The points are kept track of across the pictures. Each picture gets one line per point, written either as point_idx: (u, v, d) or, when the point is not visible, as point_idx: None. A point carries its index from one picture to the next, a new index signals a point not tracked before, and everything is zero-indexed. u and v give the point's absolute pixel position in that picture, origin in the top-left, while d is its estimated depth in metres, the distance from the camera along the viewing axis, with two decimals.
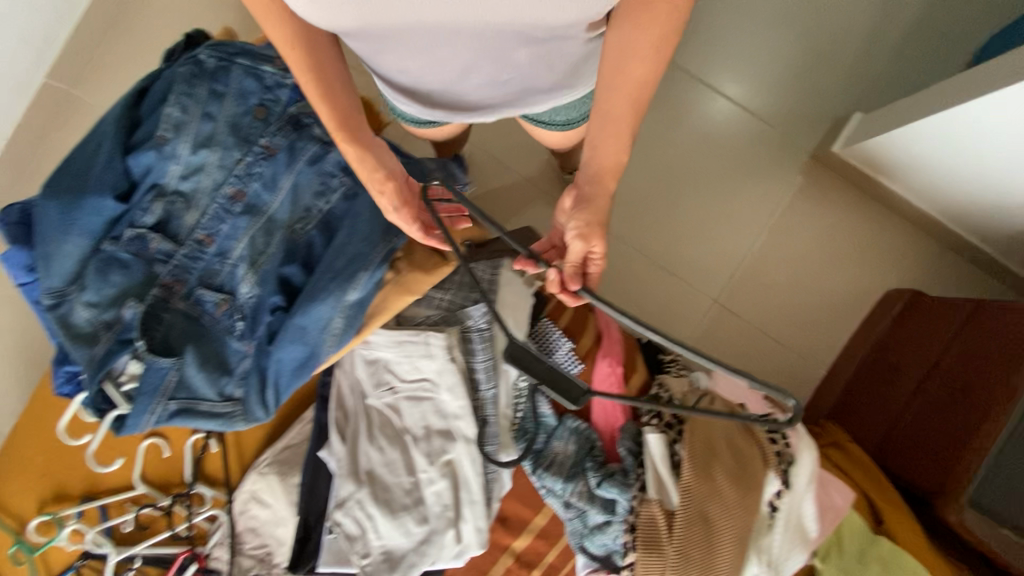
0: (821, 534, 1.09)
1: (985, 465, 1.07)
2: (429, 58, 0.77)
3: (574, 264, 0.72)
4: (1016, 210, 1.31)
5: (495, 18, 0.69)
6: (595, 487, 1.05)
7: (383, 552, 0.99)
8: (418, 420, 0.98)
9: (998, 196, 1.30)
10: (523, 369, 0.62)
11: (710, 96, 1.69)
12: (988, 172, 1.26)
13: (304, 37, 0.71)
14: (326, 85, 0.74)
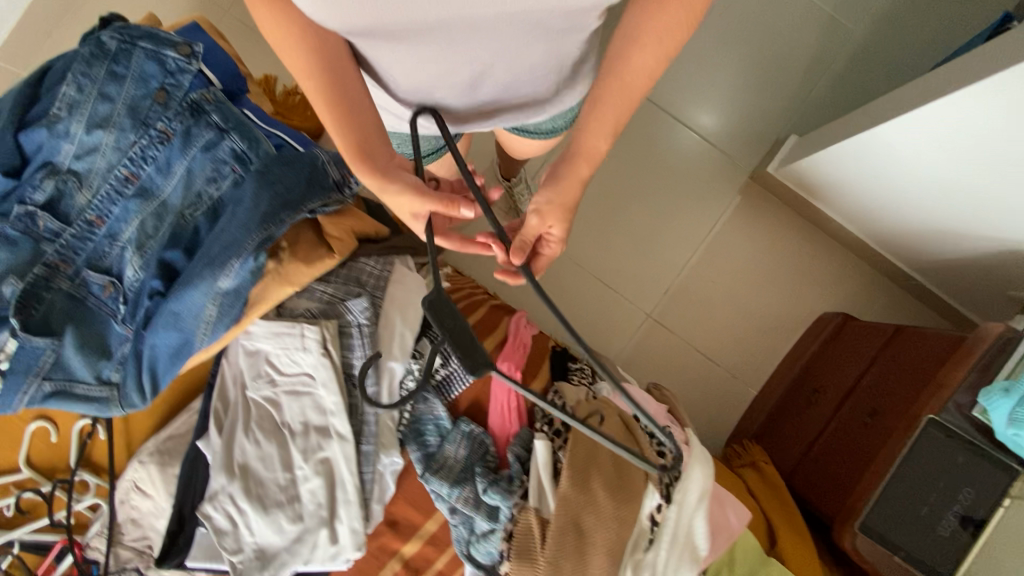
0: (714, 554, 1.06)
1: (879, 492, 1.06)
2: (437, 66, 0.68)
3: (527, 240, 0.70)
4: (938, 238, 1.30)
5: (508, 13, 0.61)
6: (481, 494, 1.03)
7: (257, 548, 0.97)
8: (297, 415, 0.96)
9: (920, 223, 1.30)
10: (435, 318, 0.56)
11: (682, 130, 1.70)
12: (908, 199, 1.25)
13: (320, 62, 0.62)
14: (343, 108, 0.66)
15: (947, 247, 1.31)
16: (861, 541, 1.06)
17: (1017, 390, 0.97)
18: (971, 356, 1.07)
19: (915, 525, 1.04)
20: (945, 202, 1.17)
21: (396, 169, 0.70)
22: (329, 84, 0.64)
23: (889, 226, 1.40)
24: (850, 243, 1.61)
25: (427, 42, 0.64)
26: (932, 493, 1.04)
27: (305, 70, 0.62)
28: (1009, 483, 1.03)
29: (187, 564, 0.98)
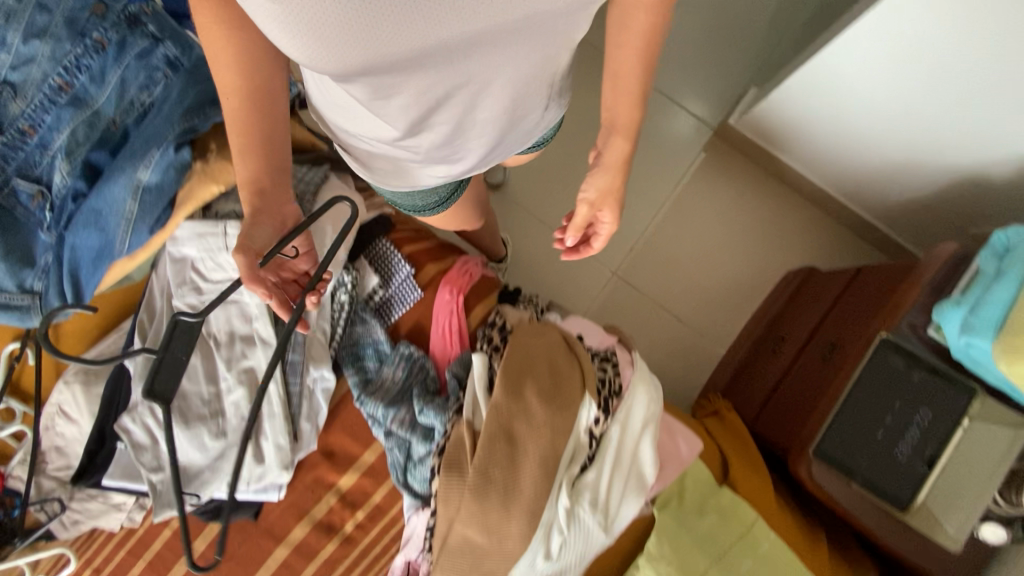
0: (660, 483, 1.01)
1: (833, 416, 1.02)
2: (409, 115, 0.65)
3: (581, 225, 0.78)
4: (896, 175, 1.28)
5: (477, 56, 0.59)
6: (417, 414, 0.99)
7: (178, 468, 0.93)
8: (222, 325, 0.93)
9: (877, 159, 1.27)
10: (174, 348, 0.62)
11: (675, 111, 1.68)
12: (862, 133, 1.23)
13: (254, 91, 0.61)
14: (255, 128, 0.63)
15: (905, 184, 1.29)
16: (816, 471, 1.02)
17: (968, 299, 0.95)
18: (924, 276, 1.04)
19: (871, 450, 1.00)
20: (903, 126, 1.15)
21: (270, 220, 0.66)
22: (254, 101, 0.62)
23: (852, 171, 1.38)
24: (817, 198, 1.59)
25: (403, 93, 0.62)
26: (887, 416, 1.00)
27: (231, 80, 0.60)
28: (968, 403, 0.98)
29: (103, 484, 0.93)
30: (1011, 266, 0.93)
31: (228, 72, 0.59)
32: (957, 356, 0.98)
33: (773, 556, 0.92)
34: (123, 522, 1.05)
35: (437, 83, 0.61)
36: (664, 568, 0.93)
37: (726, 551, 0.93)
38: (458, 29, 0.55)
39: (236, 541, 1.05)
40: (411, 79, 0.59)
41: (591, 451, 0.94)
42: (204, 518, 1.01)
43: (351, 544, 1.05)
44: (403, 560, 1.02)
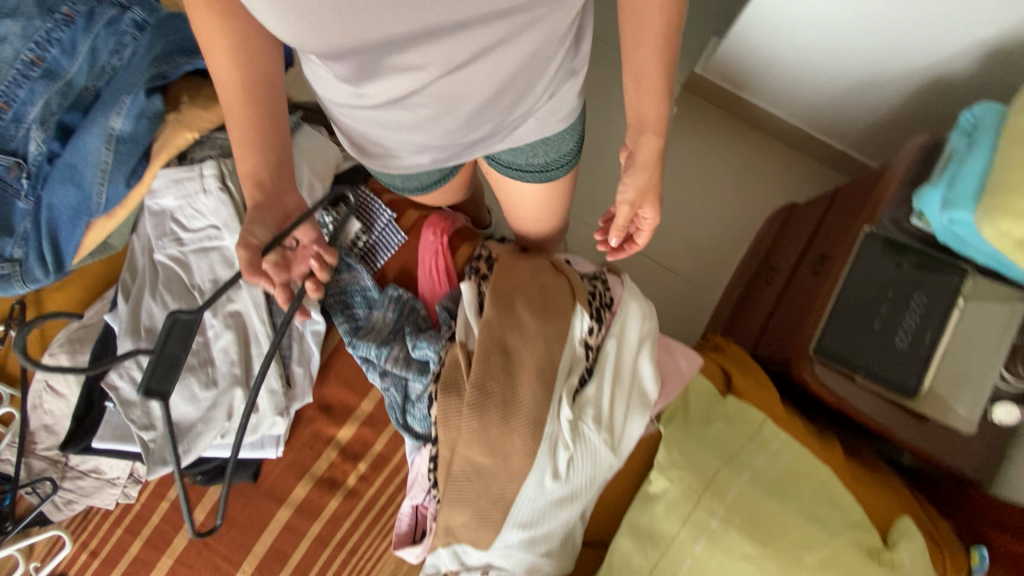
0: (664, 398, 0.99)
1: (828, 313, 1.01)
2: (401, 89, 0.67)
3: (622, 225, 0.76)
4: (860, 93, 1.30)
5: (458, 34, 0.61)
6: (411, 350, 0.98)
7: (169, 424, 0.90)
8: (205, 274, 0.92)
9: (840, 79, 1.29)
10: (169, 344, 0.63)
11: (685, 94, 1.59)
12: (822, 54, 1.25)
13: (243, 50, 0.61)
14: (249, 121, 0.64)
15: (870, 102, 1.31)
16: (821, 371, 1.00)
17: (944, 178, 0.95)
18: (899, 171, 1.05)
19: (872, 341, 0.98)
20: (855, 42, 1.18)
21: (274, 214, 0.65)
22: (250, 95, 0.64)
23: (818, 100, 1.40)
24: (791, 137, 1.60)
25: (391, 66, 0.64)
26: (883, 305, 0.99)
27: (229, 79, 0.63)
28: (960, 283, 0.98)
29: (93, 447, 0.90)
30: (981, 139, 0.94)
31: (226, 68, 0.62)
32: (943, 239, 0.98)
33: (786, 451, 0.89)
34: (119, 498, 1.02)
35: (428, 56, 0.63)
36: (677, 475, 0.87)
37: (738, 451, 0.90)
38: (438, 2, 0.57)
39: (237, 507, 1.02)
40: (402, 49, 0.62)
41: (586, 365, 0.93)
42: (201, 482, 0.98)
43: (356, 497, 1.02)
44: (410, 505, 0.99)
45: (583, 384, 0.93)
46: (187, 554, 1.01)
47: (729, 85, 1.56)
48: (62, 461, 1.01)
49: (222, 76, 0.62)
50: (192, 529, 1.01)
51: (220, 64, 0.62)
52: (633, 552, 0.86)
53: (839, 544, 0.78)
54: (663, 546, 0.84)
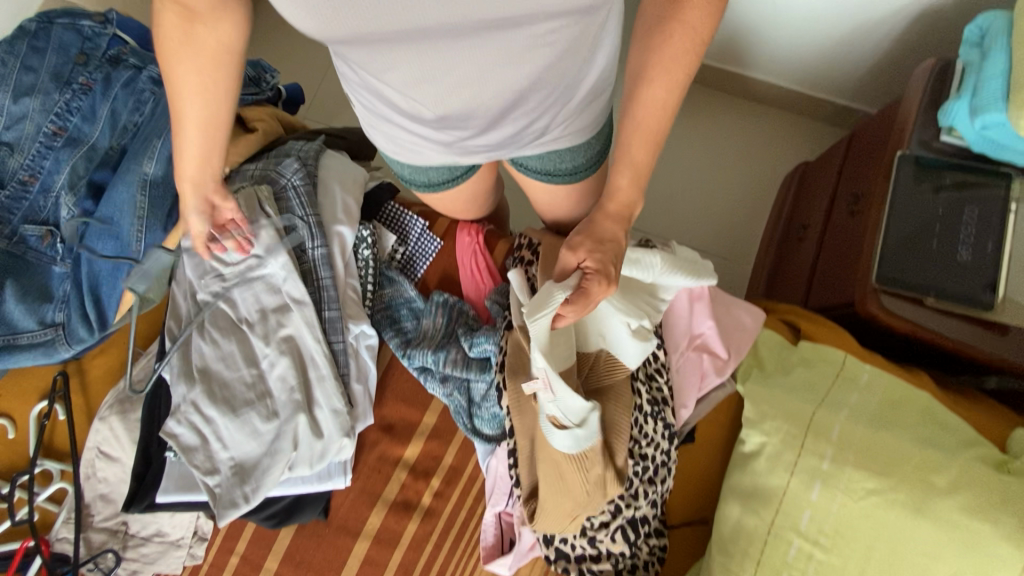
0: (734, 358, 0.95)
1: (883, 246, 0.98)
2: (439, 71, 0.60)
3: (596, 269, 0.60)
4: (859, 44, 1.28)
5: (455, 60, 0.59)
6: (468, 350, 0.94)
7: (234, 465, 0.86)
8: (251, 305, 0.90)
9: (838, 30, 1.27)
10: None
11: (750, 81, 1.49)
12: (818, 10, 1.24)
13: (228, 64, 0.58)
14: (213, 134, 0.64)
15: (861, 54, 1.31)
16: (891, 303, 0.97)
17: (967, 88, 0.96)
18: (914, 97, 1.05)
19: (935, 261, 0.96)
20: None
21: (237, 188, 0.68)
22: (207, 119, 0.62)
23: (809, 62, 1.40)
24: (790, 103, 1.58)
25: (401, 55, 0.59)
26: (935, 224, 0.98)
27: (190, 93, 0.59)
28: (1009, 188, 0.97)
29: (158, 503, 0.86)
30: (994, 45, 0.94)
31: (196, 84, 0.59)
32: (980, 149, 0.97)
33: (879, 381, 0.84)
34: (186, 560, 0.96)
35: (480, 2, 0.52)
36: (773, 426, 0.83)
37: (831, 392, 0.85)
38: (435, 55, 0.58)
39: (311, 549, 0.96)
40: (424, 27, 0.55)
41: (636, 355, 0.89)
42: (271, 526, 0.93)
43: (434, 516, 0.96)
44: (493, 513, 0.93)
45: (653, 380, 0.91)
46: None
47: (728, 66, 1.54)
48: (122, 530, 0.95)
49: (179, 85, 0.59)
50: None
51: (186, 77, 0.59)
52: (743, 516, 0.80)
53: (966, 461, 0.73)
54: (775, 502, 0.78)
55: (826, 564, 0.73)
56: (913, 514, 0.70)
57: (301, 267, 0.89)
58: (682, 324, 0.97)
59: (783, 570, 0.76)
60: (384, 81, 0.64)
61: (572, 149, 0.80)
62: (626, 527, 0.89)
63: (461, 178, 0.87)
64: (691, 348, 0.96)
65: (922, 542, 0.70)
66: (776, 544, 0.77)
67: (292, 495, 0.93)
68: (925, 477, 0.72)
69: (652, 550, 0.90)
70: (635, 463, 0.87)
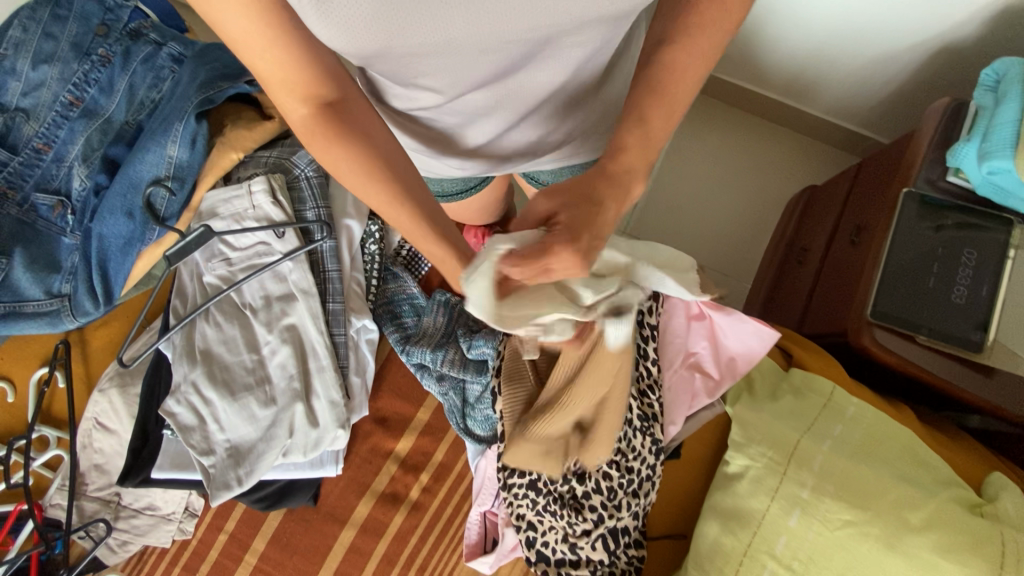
0: (725, 379, 0.97)
1: (880, 281, 1.00)
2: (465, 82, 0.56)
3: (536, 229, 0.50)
4: (877, 75, 1.29)
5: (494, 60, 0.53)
6: (466, 351, 0.96)
7: (229, 447, 0.88)
8: (256, 291, 0.90)
9: (858, 59, 1.27)
10: None
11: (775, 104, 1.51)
12: (839, 37, 1.24)
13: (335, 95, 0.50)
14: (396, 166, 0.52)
15: (878, 84, 1.31)
16: (883, 337, 0.98)
17: (977, 132, 0.97)
18: (926, 134, 1.06)
19: (930, 300, 0.98)
20: (865, 21, 1.18)
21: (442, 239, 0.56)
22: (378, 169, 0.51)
23: (826, 86, 1.40)
24: (804, 126, 1.58)
25: (444, 62, 0.52)
26: (934, 264, 1.00)
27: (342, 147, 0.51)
28: (1008, 235, 0.98)
29: (153, 478, 0.87)
30: (1007, 90, 0.95)
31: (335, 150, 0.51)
32: (984, 193, 0.99)
33: (863, 416, 0.86)
34: (175, 534, 0.98)
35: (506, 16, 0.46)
36: (758, 451, 0.85)
37: (816, 422, 0.87)
38: (474, 60, 0.52)
39: (298, 533, 0.98)
40: (449, 46, 0.49)
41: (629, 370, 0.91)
42: (261, 508, 0.95)
43: (421, 511, 0.99)
44: (478, 513, 0.95)
45: (645, 397, 0.93)
46: None
47: (744, 84, 1.54)
48: (115, 501, 0.97)
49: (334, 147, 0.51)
50: (254, 559, 0.98)
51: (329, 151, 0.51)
52: (722, 536, 0.83)
53: (941, 501, 0.75)
54: (753, 525, 0.81)
55: None
56: (885, 548, 0.73)
57: (310, 259, 0.90)
58: (678, 342, 1.00)
59: None
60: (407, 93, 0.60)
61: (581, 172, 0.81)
62: (607, 536, 0.91)
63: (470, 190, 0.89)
64: (685, 367, 0.99)
65: None
66: (750, 566, 0.79)
67: (282, 481, 0.95)
68: (900, 513, 0.74)
69: (630, 560, 0.92)
70: (621, 475, 0.90)
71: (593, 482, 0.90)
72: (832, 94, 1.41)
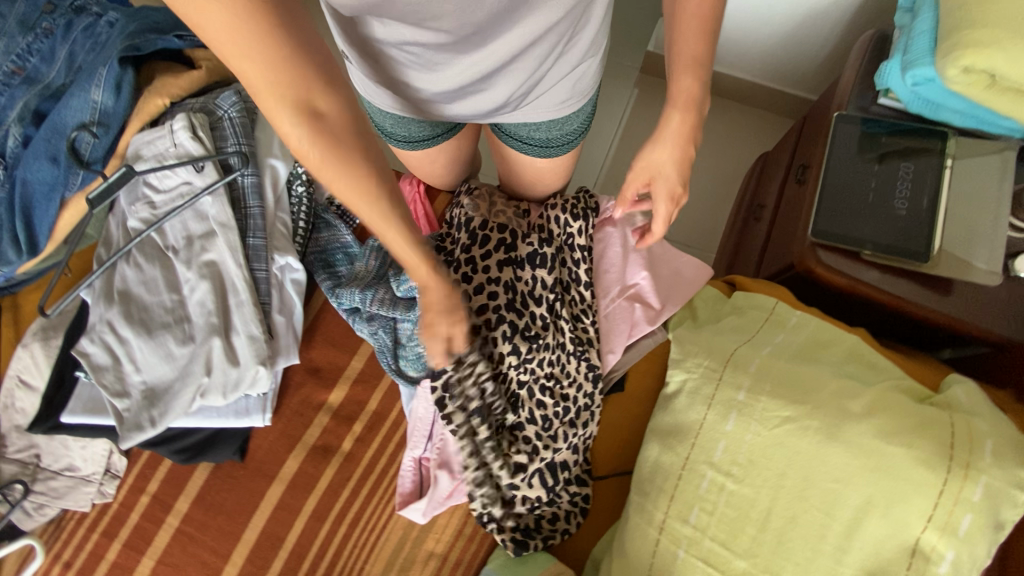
0: (668, 305, 0.93)
1: (819, 202, 0.98)
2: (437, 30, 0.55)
3: None
4: (809, 31, 1.31)
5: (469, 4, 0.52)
6: (396, 289, 0.92)
7: (145, 389, 0.84)
8: (178, 231, 0.89)
9: (790, 16, 1.29)
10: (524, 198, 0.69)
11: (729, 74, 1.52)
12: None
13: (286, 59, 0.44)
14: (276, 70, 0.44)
15: (813, 42, 1.34)
16: (828, 257, 0.95)
17: (899, 49, 0.97)
18: (855, 65, 1.07)
19: (871, 214, 0.95)
20: None
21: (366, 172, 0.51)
22: (376, 188, 0.51)
23: (764, 52, 1.43)
24: (755, 99, 1.61)
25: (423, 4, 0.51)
26: (872, 180, 0.97)
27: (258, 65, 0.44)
28: (944, 146, 0.96)
29: (63, 423, 0.84)
30: (922, 7, 0.96)
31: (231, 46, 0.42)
32: (915, 109, 0.98)
33: (807, 323, 0.81)
34: (95, 497, 0.93)
35: None
36: (695, 363, 0.81)
37: (756, 333, 0.82)
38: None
39: (223, 491, 0.93)
40: None
41: (559, 293, 0.90)
42: (182, 461, 0.90)
43: (353, 462, 0.94)
44: (411, 458, 0.90)
45: (579, 322, 0.90)
46: (169, 552, 0.90)
47: None
48: (34, 463, 0.92)
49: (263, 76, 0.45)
50: (175, 522, 0.92)
51: (238, 58, 0.43)
52: (661, 453, 0.77)
53: (885, 390, 0.70)
54: (691, 436, 0.75)
55: (738, 495, 0.70)
56: (826, 440, 0.67)
57: (234, 198, 0.90)
58: (613, 274, 0.95)
59: (694, 504, 0.72)
60: (380, 47, 0.62)
61: (551, 124, 0.77)
62: (545, 471, 0.85)
63: (444, 136, 0.85)
64: (623, 297, 0.94)
65: (835, 469, 0.66)
66: (689, 479, 0.73)
67: (207, 429, 0.91)
68: (841, 404, 0.69)
69: (573, 499, 0.86)
70: (556, 403, 0.86)
71: (527, 413, 0.86)
72: (772, 60, 1.44)
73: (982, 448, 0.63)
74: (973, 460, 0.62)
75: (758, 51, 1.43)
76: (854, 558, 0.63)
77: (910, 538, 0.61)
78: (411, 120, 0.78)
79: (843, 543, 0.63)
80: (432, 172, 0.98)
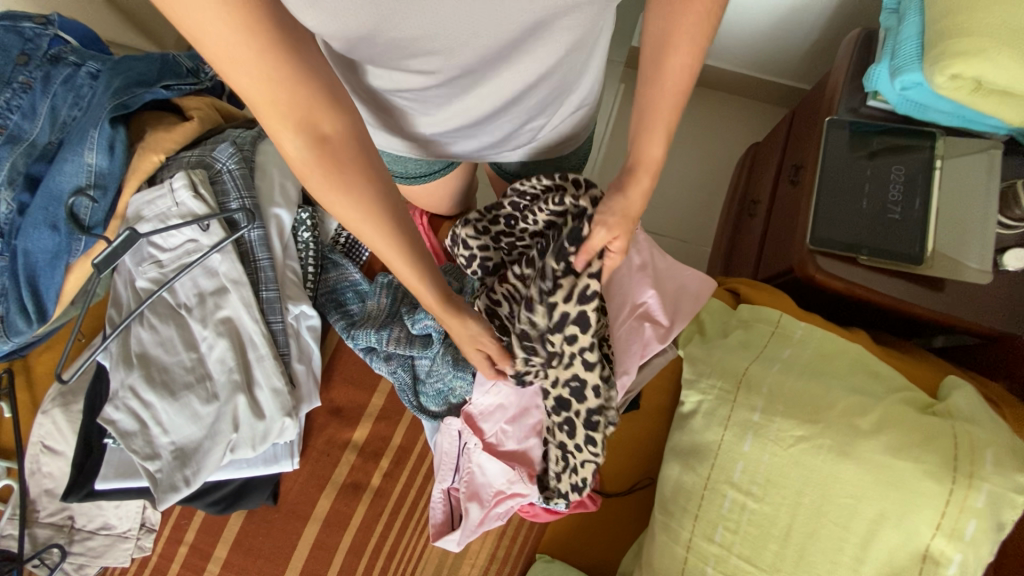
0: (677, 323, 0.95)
1: (815, 209, 1.00)
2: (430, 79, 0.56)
3: None
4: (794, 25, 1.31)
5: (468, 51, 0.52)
6: (410, 328, 0.94)
7: (175, 449, 0.86)
8: (189, 288, 0.89)
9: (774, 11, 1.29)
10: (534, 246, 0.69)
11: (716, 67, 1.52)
12: None
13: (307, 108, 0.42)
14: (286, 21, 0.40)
15: (799, 34, 1.34)
16: (827, 263, 0.98)
17: (887, 52, 0.98)
18: (844, 64, 1.08)
19: (865, 219, 0.98)
20: None
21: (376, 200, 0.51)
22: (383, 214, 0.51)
23: (750, 45, 1.43)
24: (742, 89, 1.61)
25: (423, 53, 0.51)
26: (865, 184, 1.00)
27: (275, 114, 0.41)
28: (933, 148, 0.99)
29: (97, 490, 0.86)
30: (907, 10, 0.97)
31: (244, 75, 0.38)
32: (904, 111, 0.99)
33: (812, 336, 0.84)
34: (134, 552, 0.95)
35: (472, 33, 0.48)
36: (708, 385, 0.84)
37: (764, 349, 0.86)
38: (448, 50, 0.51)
39: (260, 536, 0.95)
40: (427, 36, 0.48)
41: None
42: (216, 512, 0.92)
43: (383, 497, 0.97)
44: (441, 491, 0.93)
45: None
46: None
47: None
48: (68, 525, 0.93)
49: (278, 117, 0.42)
50: (216, 568, 0.95)
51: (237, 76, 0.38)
52: (682, 474, 0.81)
53: (892, 404, 0.74)
54: (710, 457, 0.79)
55: (759, 513, 0.74)
56: (839, 457, 0.71)
57: (242, 252, 0.90)
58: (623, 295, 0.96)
59: (718, 523, 0.76)
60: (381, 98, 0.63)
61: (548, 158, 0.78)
62: None
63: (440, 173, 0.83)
64: (633, 318, 0.94)
65: (849, 485, 0.70)
66: (711, 498, 0.78)
67: (238, 480, 0.92)
68: (851, 421, 0.73)
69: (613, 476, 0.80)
70: None
71: None
72: (757, 52, 1.45)
73: (984, 457, 0.67)
74: (976, 470, 0.66)
75: (745, 44, 1.43)
76: (869, 567, 0.68)
77: (920, 545, 0.66)
78: (406, 159, 0.76)
79: (859, 553, 0.68)
80: (435, 205, 0.99)
